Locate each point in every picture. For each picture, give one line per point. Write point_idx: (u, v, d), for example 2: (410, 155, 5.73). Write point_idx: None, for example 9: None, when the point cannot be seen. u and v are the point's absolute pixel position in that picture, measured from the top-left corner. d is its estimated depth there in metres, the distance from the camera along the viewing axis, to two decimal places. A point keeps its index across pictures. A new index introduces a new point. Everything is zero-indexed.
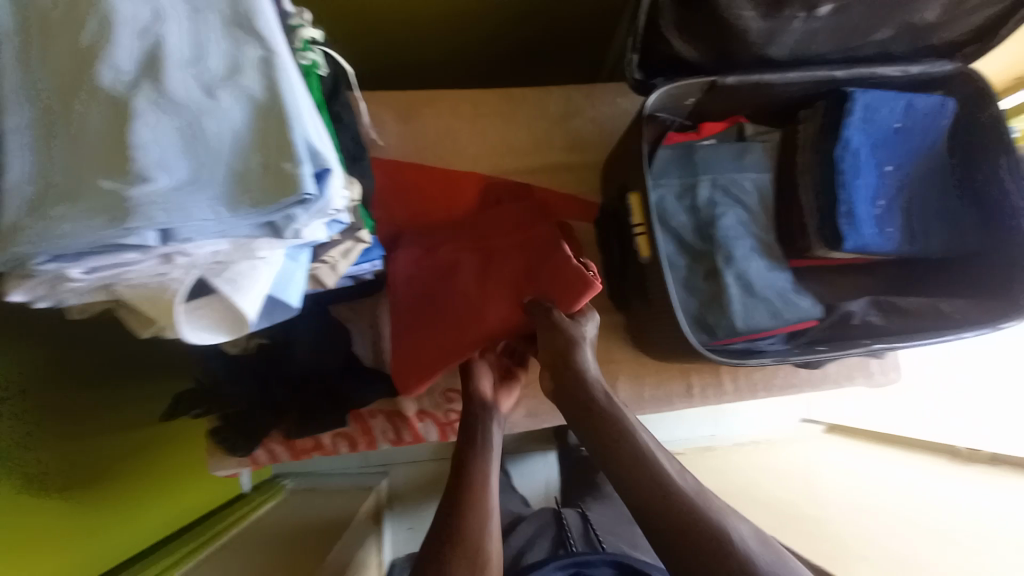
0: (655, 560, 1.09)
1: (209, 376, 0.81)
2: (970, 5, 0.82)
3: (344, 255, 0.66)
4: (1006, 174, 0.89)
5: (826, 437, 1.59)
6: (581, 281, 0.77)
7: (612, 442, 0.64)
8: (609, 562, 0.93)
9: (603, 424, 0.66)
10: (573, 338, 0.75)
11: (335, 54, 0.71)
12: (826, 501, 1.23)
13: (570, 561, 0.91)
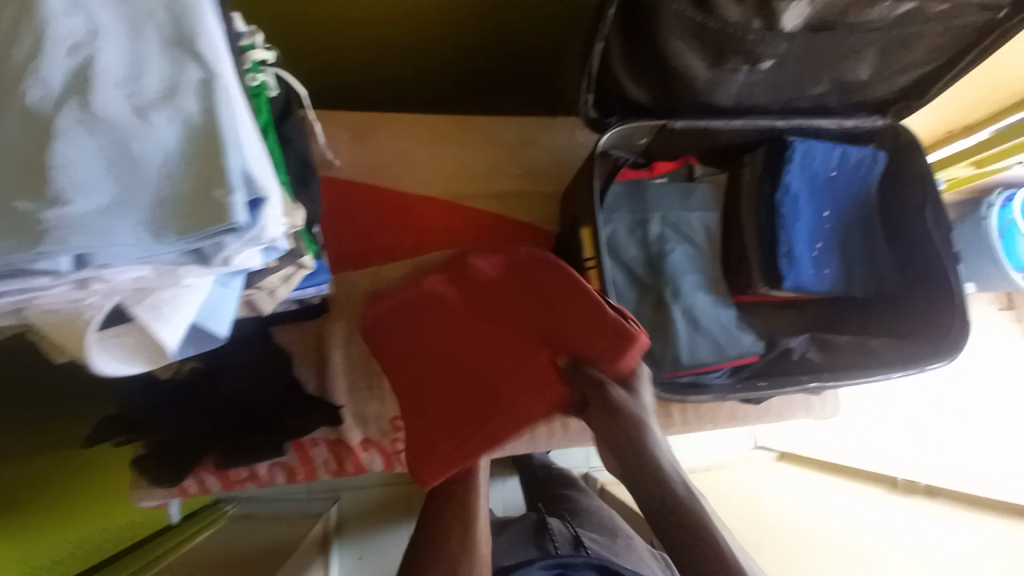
0: (637, 565, 1.07)
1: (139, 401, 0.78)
2: (897, 68, 0.88)
3: (284, 280, 0.64)
4: (931, 226, 0.95)
5: (776, 464, 1.65)
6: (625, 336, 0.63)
7: (671, 534, 0.54)
8: (593, 565, 0.90)
9: (667, 513, 0.55)
10: (631, 414, 0.61)
11: (288, 76, 0.70)
12: (780, 519, 1.28)
13: (554, 562, 0.88)
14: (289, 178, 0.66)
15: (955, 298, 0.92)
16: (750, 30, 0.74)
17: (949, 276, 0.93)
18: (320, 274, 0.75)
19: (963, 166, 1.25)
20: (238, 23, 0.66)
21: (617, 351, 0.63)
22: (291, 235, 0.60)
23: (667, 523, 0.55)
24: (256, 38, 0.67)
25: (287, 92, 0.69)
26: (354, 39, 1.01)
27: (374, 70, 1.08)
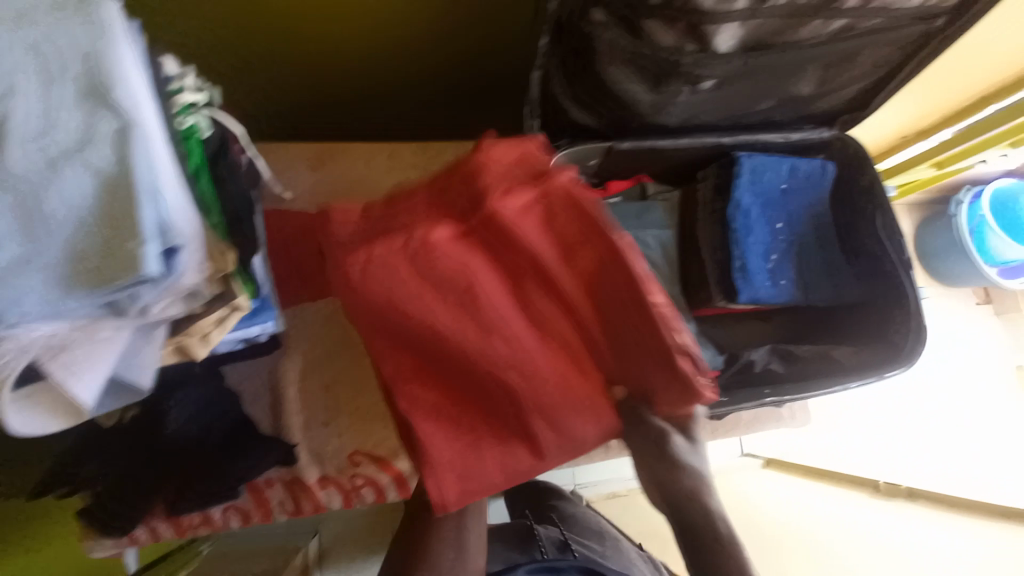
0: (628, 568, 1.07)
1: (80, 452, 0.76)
2: (840, 82, 0.89)
3: (218, 324, 0.63)
4: (882, 235, 0.95)
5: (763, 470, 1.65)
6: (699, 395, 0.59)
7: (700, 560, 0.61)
8: (579, 567, 0.89)
9: (702, 550, 0.60)
10: (694, 469, 0.62)
11: (224, 115, 0.70)
12: (774, 522, 1.31)
13: (539, 566, 0.87)
14: (222, 220, 0.65)
15: (909, 303, 0.91)
16: (684, 55, 0.74)
17: (902, 280, 0.92)
18: (263, 313, 0.73)
19: (924, 167, 1.26)
20: (168, 66, 0.65)
21: (685, 401, 0.61)
22: (217, 280, 0.60)
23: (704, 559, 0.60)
24: (191, 79, 0.66)
25: (220, 133, 0.69)
26: (302, 61, 0.99)
27: (329, 86, 1.05)
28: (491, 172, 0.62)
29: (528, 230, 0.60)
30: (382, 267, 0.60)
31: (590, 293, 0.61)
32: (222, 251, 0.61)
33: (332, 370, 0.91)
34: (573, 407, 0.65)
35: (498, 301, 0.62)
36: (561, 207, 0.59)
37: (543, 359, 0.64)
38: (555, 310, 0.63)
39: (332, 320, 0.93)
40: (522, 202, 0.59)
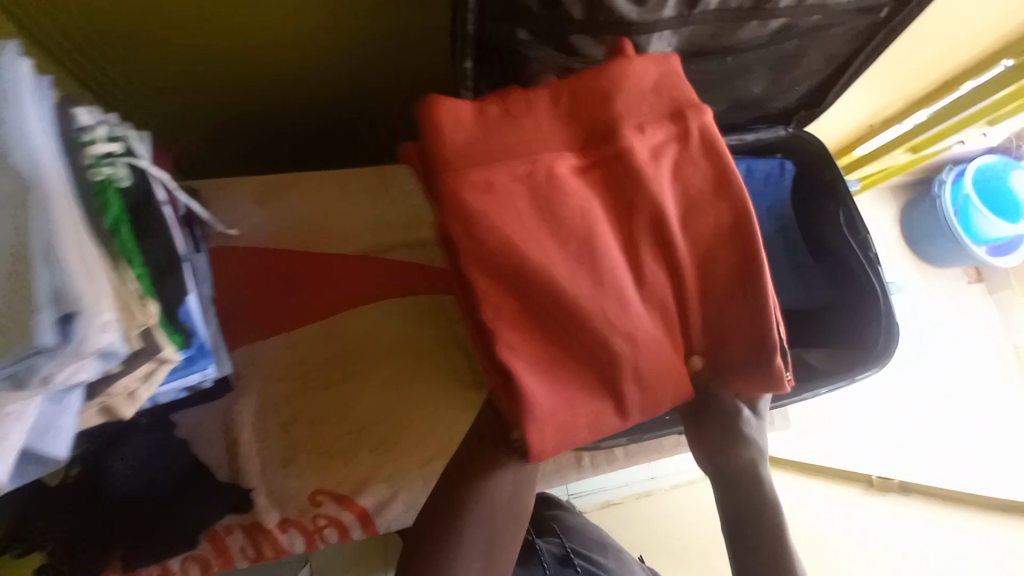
0: None
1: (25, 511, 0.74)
2: (788, 80, 0.86)
3: (145, 378, 0.61)
4: (846, 230, 0.92)
5: None
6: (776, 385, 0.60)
7: (749, 555, 0.61)
8: None
9: (755, 548, 0.61)
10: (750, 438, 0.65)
11: (143, 162, 0.68)
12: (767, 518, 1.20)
13: None
14: (146, 269, 0.63)
15: (878, 304, 0.88)
16: None
17: (871, 282, 0.89)
18: (200, 359, 0.71)
19: (900, 151, 1.21)
20: (81, 116, 0.63)
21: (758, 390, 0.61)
22: (138, 335, 0.57)
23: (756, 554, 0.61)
24: (119, 127, 0.68)
25: (141, 179, 0.67)
26: (243, 81, 0.97)
27: (263, 109, 1.04)
28: (627, 104, 0.58)
29: (657, 173, 0.56)
30: (490, 195, 0.54)
31: (696, 254, 0.56)
32: (143, 303, 0.59)
33: (291, 408, 0.87)
34: (665, 374, 0.58)
35: (609, 248, 0.55)
36: (694, 154, 0.57)
37: (648, 330, 0.56)
38: (663, 265, 0.56)
39: (286, 358, 0.89)
40: (655, 146, 0.57)
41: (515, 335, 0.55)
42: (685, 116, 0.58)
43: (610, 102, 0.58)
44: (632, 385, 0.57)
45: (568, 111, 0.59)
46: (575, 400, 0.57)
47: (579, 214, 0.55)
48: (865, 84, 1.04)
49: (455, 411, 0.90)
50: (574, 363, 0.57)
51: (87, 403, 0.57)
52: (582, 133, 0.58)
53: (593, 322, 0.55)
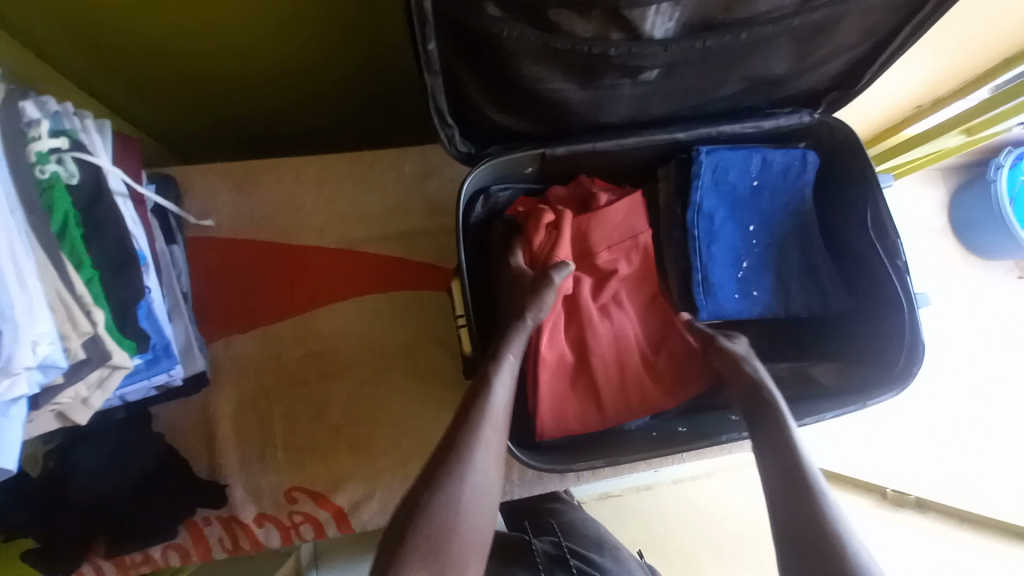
0: None
1: None
2: (819, 56, 0.74)
3: (97, 385, 0.60)
4: (873, 233, 0.82)
5: None
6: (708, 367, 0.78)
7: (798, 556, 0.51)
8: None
9: (820, 544, 0.50)
10: (749, 376, 0.70)
11: (93, 156, 0.63)
12: None
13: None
14: (96, 272, 0.60)
15: (903, 309, 0.78)
16: (612, 45, 0.63)
17: (896, 288, 0.79)
18: (163, 360, 0.69)
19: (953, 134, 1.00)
20: (29, 109, 0.59)
21: (690, 381, 0.81)
22: (80, 344, 0.56)
23: (821, 550, 0.49)
24: (70, 119, 0.64)
25: (92, 176, 0.63)
26: (206, 62, 0.87)
27: (230, 90, 0.94)
28: (602, 224, 0.81)
29: (624, 270, 0.82)
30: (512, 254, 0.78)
31: (653, 313, 0.83)
32: (86, 311, 0.56)
33: (264, 408, 0.86)
34: (638, 386, 0.79)
35: (594, 305, 0.79)
36: (642, 259, 0.83)
37: (608, 340, 0.79)
38: (633, 323, 0.81)
39: (262, 356, 0.88)
40: (623, 255, 0.82)
41: (544, 359, 0.74)
42: (638, 234, 0.82)
43: (589, 226, 0.81)
44: (613, 396, 0.78)
45: (569, 233, 0.81)
46: (576, 407, 0.77)
47: (578, 291, 0.79)
48: (912, 57, 0.90)
49: (430, 415, 0.88)
50: (577, 387, 0.78)
51: (38, 409, 0.57)
52: (572, 250, 0.82)
53: (594, 358, 0.78)
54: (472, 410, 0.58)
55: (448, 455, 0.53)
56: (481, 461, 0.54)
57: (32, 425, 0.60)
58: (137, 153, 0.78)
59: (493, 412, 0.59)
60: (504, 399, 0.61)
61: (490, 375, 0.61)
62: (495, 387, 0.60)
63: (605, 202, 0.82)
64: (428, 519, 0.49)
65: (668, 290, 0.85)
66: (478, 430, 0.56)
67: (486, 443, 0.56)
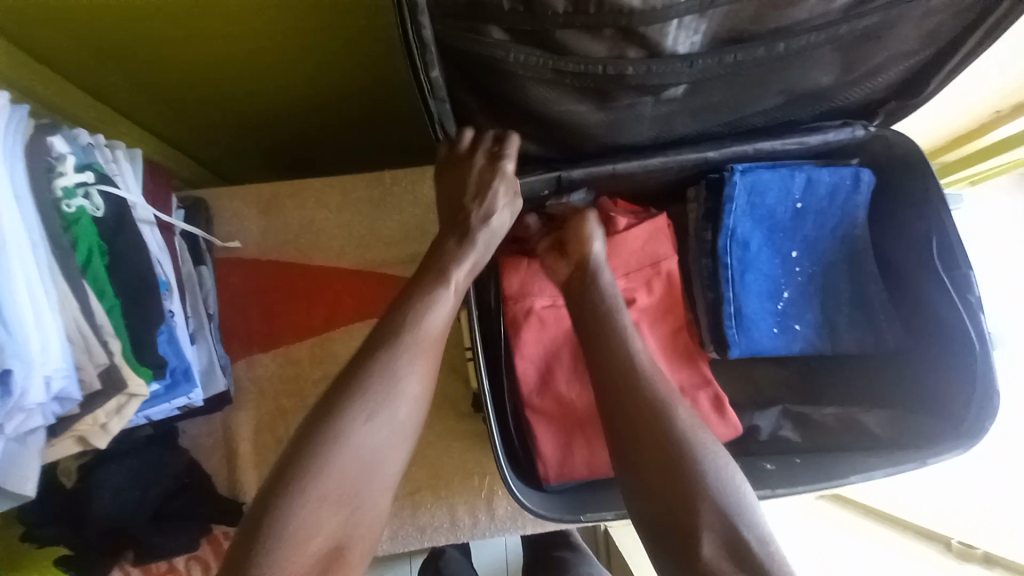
0: None
1: (31, 515, 0.77)
2: (873, 65, 0.65)
3: (116, 411, 0.63)
4: (939, 265, 0.71)
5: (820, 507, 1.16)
6: (721, 413, 0.74)
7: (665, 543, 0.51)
8: None
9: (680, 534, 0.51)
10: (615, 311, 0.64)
11: (116, 189, 0.65)
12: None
13: None
14: (118, 300, 0.63)
15: (975, 351, 0.67)
16: (629, 64, 0.58)
17: (967, 328, 0.68)
18: (183, 383, 0.71)
19: None
20: (58, 144, 0.61)
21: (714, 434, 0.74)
22: (96, 374, 0.60)
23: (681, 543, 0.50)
24: (100, 152, 0.67)
25: (117, 209, 0.65)
26: (235, 91, 0.88)
27: (258, 118, 0.95)
28: (620, 250, 0.76)
29: (643, 300, 0.76)
30: (523, 280, 0.74)
31: (675, 347, 0.77)
32: (103, 342, 0.61)
33: (282, 427, 0.88)
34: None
35: None
36: (665, 288, 0.77)
37: None
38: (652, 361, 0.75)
39: (282, 375, 0.90)
40: (643, 284, 0.77)
41: (544, 403, 0.73)
42: (661, 261, 0.77)
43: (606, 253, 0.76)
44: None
45: None
46: (585, 456, 0.72)
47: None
48: None
49: (442, 441, 0.86)
50: (587, 433, 0.73)
51: (58, 434, 0.62)
52: None
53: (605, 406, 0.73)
54: (389, 354, 0.57)
55: (356, 397, 0.55)
56: (391, 401, 0.56)
57: (53, 449, 0.64)
58: (166, 180, 0.80)
59: (411, 353, 0.58)
60: (436, 328, 0.60)
61: (424, 300, 0.61)
62: (423, 318, 0.59)
63: (624, 228, 0.77)
64: (326, 464, 0.52)
65: (696, 323, 0.79)
66: (390, 372, 0.56)
67: (397, 384, 0.56)
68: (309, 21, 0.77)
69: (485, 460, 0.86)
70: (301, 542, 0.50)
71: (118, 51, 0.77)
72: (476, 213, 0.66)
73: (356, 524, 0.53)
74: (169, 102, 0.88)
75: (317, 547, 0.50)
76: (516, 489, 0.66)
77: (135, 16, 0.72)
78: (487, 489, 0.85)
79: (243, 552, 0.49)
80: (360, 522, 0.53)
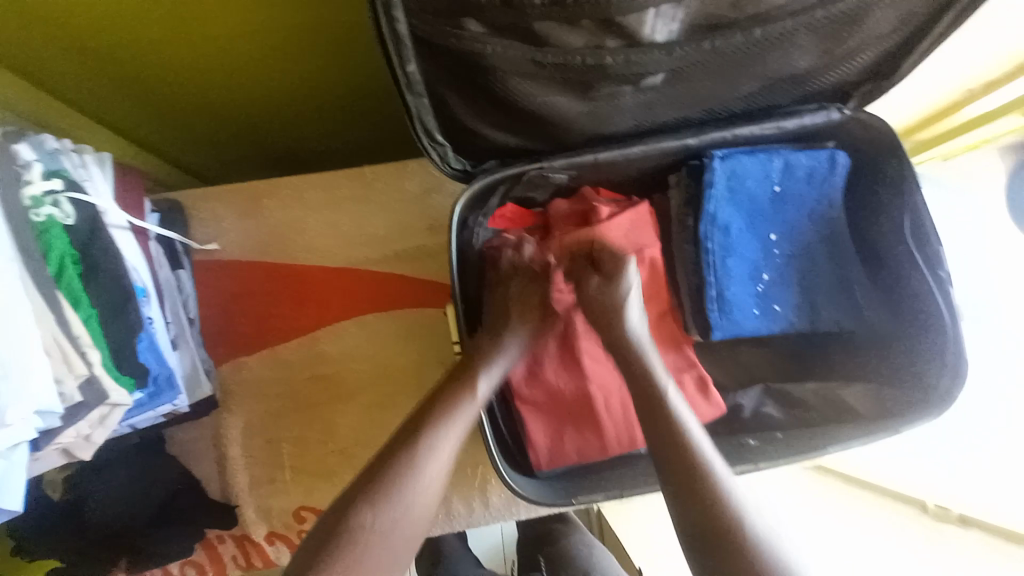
0: None
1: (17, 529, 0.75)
2: (849, 49, 0.66)
3: (100, 421, 0.63)
4: (911, 242, 0.74)
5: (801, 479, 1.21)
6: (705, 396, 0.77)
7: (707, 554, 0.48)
8: None
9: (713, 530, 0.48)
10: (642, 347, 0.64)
11: (86, 196, 0.63)
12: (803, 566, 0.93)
13: None
14: (95, 310, 0.62)
15: (945, 325, 0.70)
16: (608, 54, 0.58)
17: (937, 304, 0.71)
18: (166, 391, 0.70)
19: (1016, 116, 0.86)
20: (24, 151, 0.60)
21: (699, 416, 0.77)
22: (77, 386, 0.58)
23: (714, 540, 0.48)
24: (67, 156, 0.65)
25: (89, 216, 0.64)
26: (204, 89, 0.85)
27: (230, 116, 0.92)
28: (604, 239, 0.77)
29: None
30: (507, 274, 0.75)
31: (660, 331, 0.81)
32: (82, 352, 0.58)
33: (273, 428, 0.87)
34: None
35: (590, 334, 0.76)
36: (648, 274, 0.79)
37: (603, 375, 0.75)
38: None
39: (270, 377, 0.89)
40: None
41: (534, 395, 0.74)
42: (644, 248, 0.79)
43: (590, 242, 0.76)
44: (614, 425, 0.74)
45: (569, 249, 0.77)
46: (575, 443, 0.74)
47: (572, 318, 0.76)
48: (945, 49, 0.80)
49: None
50: (577, 420, 0.75)
51: (41, 450, 0.60)
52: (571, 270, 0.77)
53: (594, 394, 0.75)
54: (403, 468, 0.54)
55: (377, 492, 0.52)
56: (409, 508, 0.52)
57: (37, 462, 0.63)
58: (139, 182, 0.78)
59: (429, 472, 0.55)
60: (461, 435, 0.58)
61: (454, 404, 0.59)
62: (452, 423, 0.58)
63: (608, 216, 0.77)
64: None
65: (680, 308, 0.81)
66: (404, 487, 0.53)
67: (412, 500, 0.53)
68: (281, 15, 0.74)
69: (478, 452, 0.87)
70: None
71: (77, 50, 0.74)
72: (496, 343, 0.66)
73: None
74: (136, 103, 0.85)
75: None
76: (509, 478, 0.68)
77: (92, 11, 0.69)
78: (481, 479, 0.86)
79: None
80: None
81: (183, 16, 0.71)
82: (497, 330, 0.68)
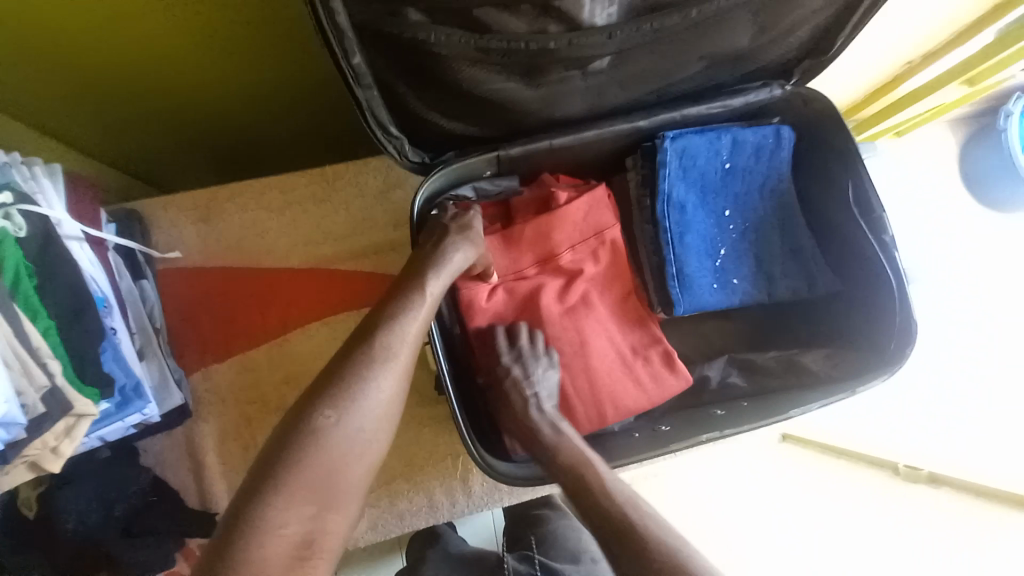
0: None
1: None
2: (784, 27, 0.68)
3: (67, 432, 0.62)
4: (856, 209, 0.77)
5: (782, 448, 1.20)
6: (671, 371, 0.79)
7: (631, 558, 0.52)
8: None
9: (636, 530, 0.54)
10: (550, 434, 0.67)
11: (37, 207, 0.62)
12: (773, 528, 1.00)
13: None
14: (53, 321, 0.61)
15: (893, 287, 0.74)
16: (551, 39, 0.59)
17: (885, 267, 0.74)
18: (135, 400, 0.70)
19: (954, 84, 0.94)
20: None
21: (668, 389, 0.79)
22: (39, 398, 0.58)
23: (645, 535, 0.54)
24: (18, 169, 0.64)
25: (41, 227, 0.63)
26: (156, 95, 0.84)
27: (186, 120, 0.91)
28: (564, 222, 0.79)
29: (591, 269, 0.80)
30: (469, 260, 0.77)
31: (626, 311, 0.81)
32: (42, 363, 0.58)
33: (249, 433, 0.87)
34: (611, 392, 0.77)
35: (556, 313, 0.77)
36: (611, 255, 0.81)
37: (569, 354, 0.77)
38: (603, 324, 0.79)
39: (242, 382, 0.89)
40: (589, 254, 0.80)
41: None
42: (604, 230, 0.80)
43: (551, 227, 0.79)
44: (584, 405, 0.76)
45: (531, 235, 0.79)
46: None
47: (536, 299, 0.77)
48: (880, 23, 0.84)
49: (412, 428, 0.87)
50: None
51: (9, 462, 0.59)
52: (534, 253, 0.79)
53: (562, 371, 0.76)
54: (361, 368, 0.55)
55: (335, 396, 0.54)
56: (370, 407, 0.55)
57: (7, 477, 0.62)
58: (92, 193, 0.76)
59: (384, 377, 0.56)
60: (416, 333, 0.60)
61: (403, 307, 0.60)
62: (403, 324, 0.59)
63: (566, 200, 0.79)
64: (299, 461, 0.51)
65: (644, 287, 0.83)
66: (360, 388, 0.55)
67: (368, 401, 0.55)
68: (228, 17, 0.74)
69: (456, 441, 0.88)
70: (273, 533, 0.48)
71: (22, 60, 0.73)
72: (431, 263, 0.65)
73: (329, 517, 0.51)
74: (86, 111, 0.84)
75: (289, 537, 0.49)
76: (483, 456, 0.69)
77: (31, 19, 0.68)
78: (461, 468, 0.87)
79: (210, 559, 0.46)
80: (334, 515, 0.52)
81: (127, 20, 0.71)
82: (438, 240, 0.68)
